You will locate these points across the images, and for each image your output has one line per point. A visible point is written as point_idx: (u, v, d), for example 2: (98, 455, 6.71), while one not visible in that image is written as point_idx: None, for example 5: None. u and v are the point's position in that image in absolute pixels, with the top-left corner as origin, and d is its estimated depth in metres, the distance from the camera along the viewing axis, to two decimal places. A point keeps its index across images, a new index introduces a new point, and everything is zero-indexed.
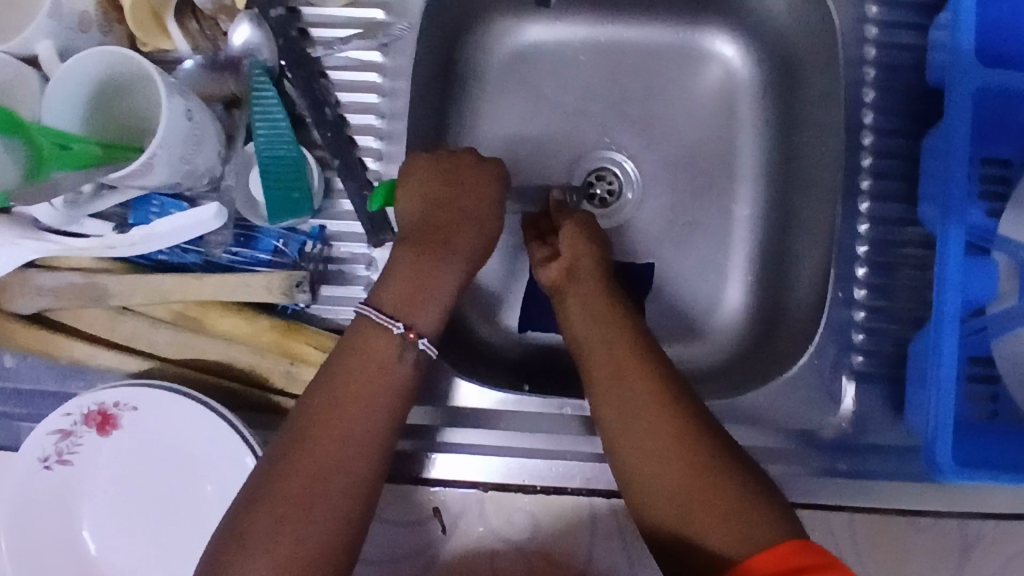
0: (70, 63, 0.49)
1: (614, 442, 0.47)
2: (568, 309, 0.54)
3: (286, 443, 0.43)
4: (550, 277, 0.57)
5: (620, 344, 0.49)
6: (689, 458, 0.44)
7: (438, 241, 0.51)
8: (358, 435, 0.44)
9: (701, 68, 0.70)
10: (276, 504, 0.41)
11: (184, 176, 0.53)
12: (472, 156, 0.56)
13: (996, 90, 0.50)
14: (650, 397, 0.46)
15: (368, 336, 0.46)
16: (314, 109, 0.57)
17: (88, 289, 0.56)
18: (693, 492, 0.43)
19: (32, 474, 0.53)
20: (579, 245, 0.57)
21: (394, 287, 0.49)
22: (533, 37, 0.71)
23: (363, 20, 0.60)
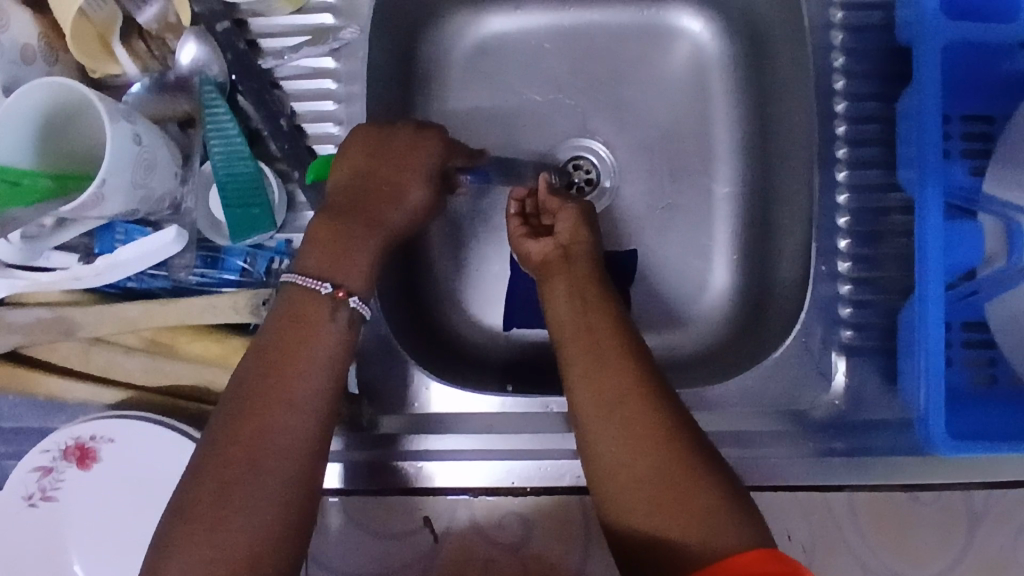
0: (13, 97, 0.48)
1: (586, 425, 0.45)
2: (554, 288, 0.53)
3: (229, 428, 0.42)
4: (540, 252, 0.56)
5: (605, 333, 0.48)
6: (665, 453, 0.42)
7: (366, 207, 0.51)
8: (305, 419, 0.43)
9: (669, 45, 0.68)
10: (221, 493, 0.40)
11: (141, 203, 0.52)
12: (414, 126, 0.55)
13: (967, 43, 0.48)
14: (629, 386, 0.45)
15: (302, 305, 0.46)
16: (269, 123, 0.56)
17: (57, 324, 0.55)
18: (666, 485, 0.42)
19: (15, 514, 0.52)
20: (579, 232, 0.56)
21: (317, 248, 0.48)
22: (495, 29, 0.69)
23: (312, 27, 0.59)
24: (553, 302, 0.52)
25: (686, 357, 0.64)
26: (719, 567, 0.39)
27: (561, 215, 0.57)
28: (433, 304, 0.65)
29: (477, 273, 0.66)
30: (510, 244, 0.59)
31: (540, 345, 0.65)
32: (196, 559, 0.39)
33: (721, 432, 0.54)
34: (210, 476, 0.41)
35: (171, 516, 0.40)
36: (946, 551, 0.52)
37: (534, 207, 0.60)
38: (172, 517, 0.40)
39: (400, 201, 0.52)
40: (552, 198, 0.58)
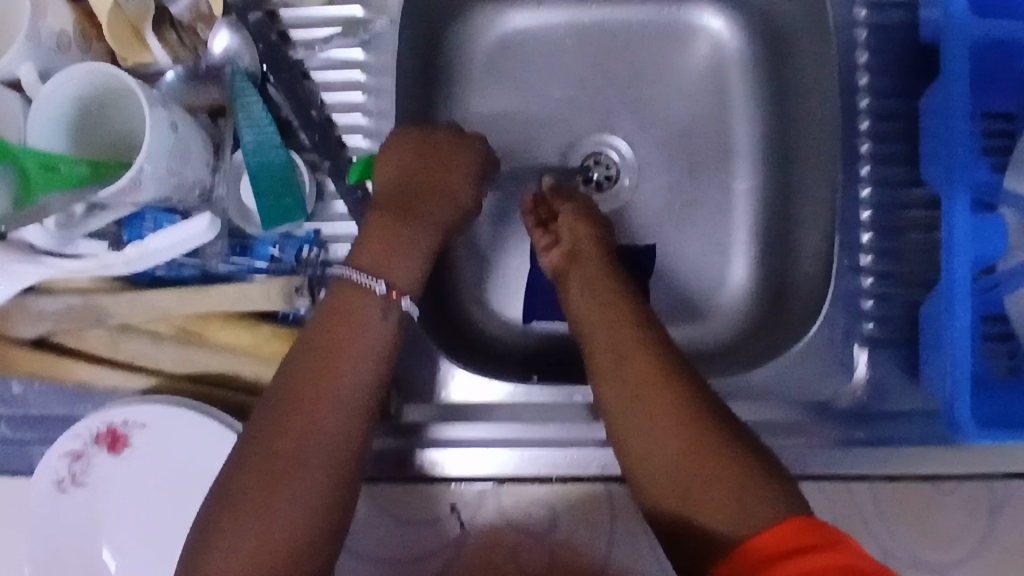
0: (48, 85, 0.48)
1: (619, 413, 0.46)
2: (568, 291, 0.55)
3: (271, 413, 0.43)
4: (552, 262, 0.58)
5: (622, 326, 0.49)
6: (693, 439, 0.43)
7: (414, 207, 0.51)
8: (344, 404, 0.43)
9: (690, 42, 0.69)
10: (261, 475, 0.41)
11: (175, 190, 0.53)
12: (457, 130, 0.56)
13: (994, 41, 0.49)
14: (657, 374, 0.46)
15: (346, 297, 0.46)
16: (301, 113, 0.56)
17: (89, 311, 0.55)
18: (697, 470, 0.42)
19: (47, 498, 0.52)
20: (578, 228, 0.57)
21: (371, 248, 0.48)
22: (517, 25, 0.70)
23: (342, 18, 0.58)
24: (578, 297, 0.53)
25: (707, 350, 0.65)
26: (755, 544, 0.39)
27: (560, 217, 0.59)
28: (456, 296, 0.66)
29: (501, 266, 0.67)
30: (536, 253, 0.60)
31: (561, 337, 0.65)
32: (240, 539, 0.40)
33: (746, 422, 0.55)
34: (251, 462, 0.42)
35: (215, 498, 0.41)
36: (967, 538, 0.53)
37: (547, 212, 0.60)
38: (218, 498, 0.41)
39: (446, 204, 0.53)
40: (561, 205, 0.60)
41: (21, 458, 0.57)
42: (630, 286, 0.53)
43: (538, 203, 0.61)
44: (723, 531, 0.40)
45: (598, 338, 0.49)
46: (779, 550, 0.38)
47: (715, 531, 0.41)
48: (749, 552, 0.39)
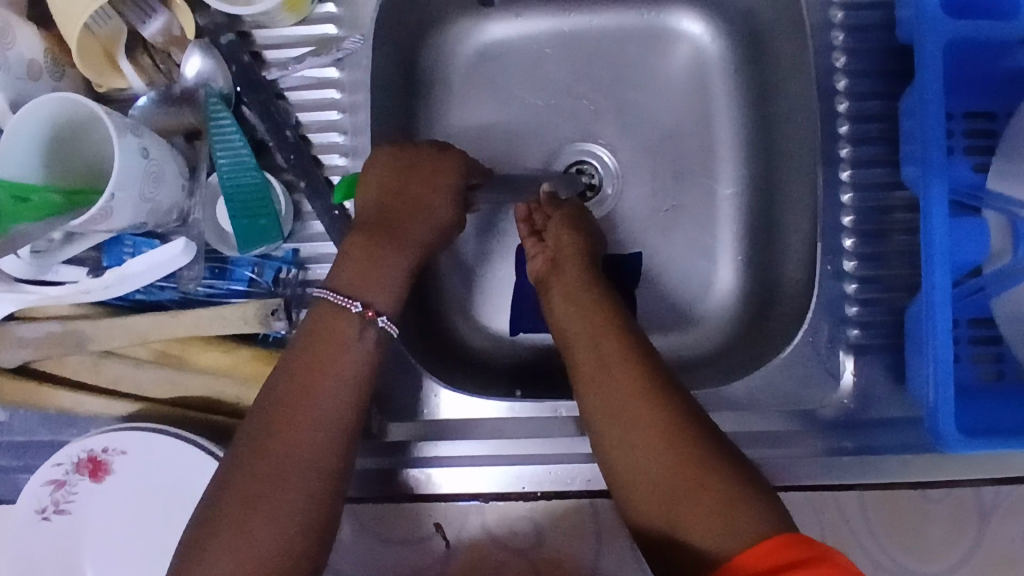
0: (20, 114, 0.48)
1: (604, 425, 0.45)
2: (552, 298, 0.54)
3: (253, 434, 0.43)
4: (536, 269, 0.57)
5: (607, 334, 0.48)
6: (677, 447, 0.42)
7: (394, 226, 0.51)
8: (327, 424, 0.43)
9: (670, 48, 0.68)
10: (244, 495, 0.41)
11: (149, 215, 0.53)
12: (438, 145, 0.55)
13: (968, 42, 0.48)
14: (638, 381, 0.45)
15: (327, 319, 0.46)
16: (275, 133, 0.57)
17: (67, 337, 0.55)
18: (684, 481, 0.41)
19: (30, 526, 0.52)
20: (564, 235, 0.57)
21: (350, 266, 0.48)
22: (496, 36, 0.69)
23: (315, 37, 0.59)
24: (560, 309, 0.52)
25: (694, 358, 0.64)
26: (742, 558, 0.38)
27: (550, 224, 0.58)
28: (440, 310, 0.65)
29: (484, 279, 0.66)
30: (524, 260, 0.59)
31: (546, 350, 0.65)
32: (216, 564, 0.39)
33: (731, 433, 0.54)
34: (233, 483, 0.41)
35: (195, 520, 0.41)
36: (959, 547, 0.52)
37: (540, 216, 0.60)
38: (197, 523, 0.40)
39: (427, 219, 0.53)
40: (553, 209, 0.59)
41: (7, 485, 0.57)
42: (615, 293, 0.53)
43: (527, 211, 0.60)
44: (712, 543, 0.39)
45: (583, 350, 0.49)
46: (766, 565, 0.37)
47: (702, 544, 0.40)
48: (736, 565, 0.38)
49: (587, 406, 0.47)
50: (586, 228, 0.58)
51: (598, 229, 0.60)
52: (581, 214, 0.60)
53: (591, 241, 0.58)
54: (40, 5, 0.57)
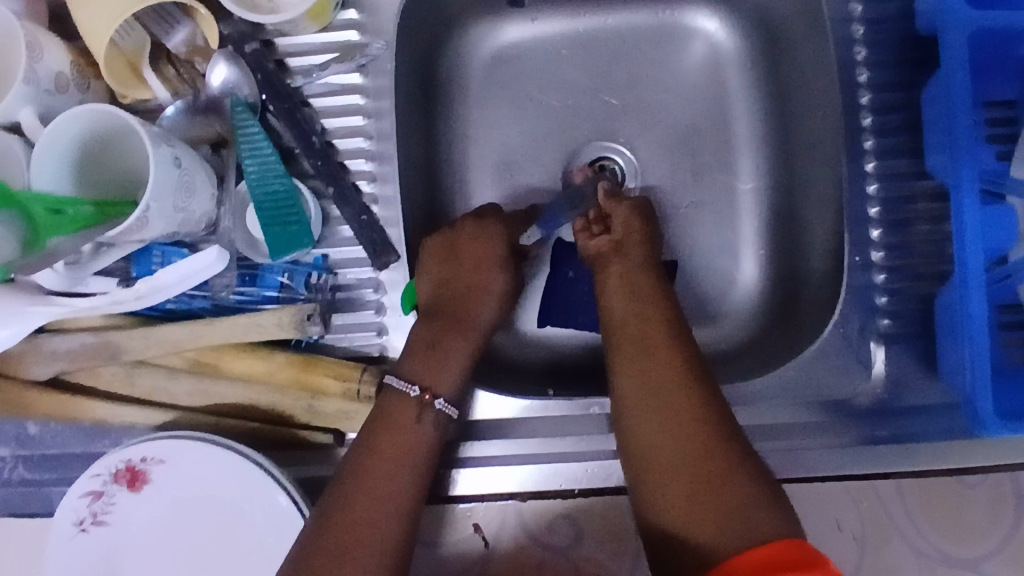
0: (51, 128, 0.48)
1: (634, 432, 0.45)
2: (607, 278, 0.54)
3: (330, 501, 0.44)
4: (595, 248, 0.57)
5: (653, 325, 0.49)
6: (700, 440, 0.43)
7: (452, 310, 0.53)
8: (385, 501, 0.44)
9: (685, 46, 0.69)
10: (321, 561, 0.41)
11: (181, 225, 0.53)
12: (475, 217, 0.56)
13: (995, 31, 0.48)
14: (672, 371, 0.46)
15: (390, 405, 0.48)
16: (302, 140, 0.57)
17: (100, 348, 0.55)
18: (700, 483, 0.41)
19: (69, 538, 0.52)
20: (631, 224, 0.57)
21: (415, 357, 0.50)
22: (511, 40, 0.71)
23: (338, 44, 0.60)
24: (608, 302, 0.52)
25: (721, 354, 0.64)
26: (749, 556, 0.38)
27: (614, 214, 0.58)
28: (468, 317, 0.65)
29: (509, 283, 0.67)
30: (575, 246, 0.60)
31: (570, 348, 0.67)
32: None
33: (766, 424, 0.55)
34: (313, 551, 0.42)
35: None
36: (997, 531, 0.52)
37: (598, 214, 0.59)
38: None
39: (484, 297, 0.54)
40: (611, 204, 0.59)
41: (42, 498, 0.59)
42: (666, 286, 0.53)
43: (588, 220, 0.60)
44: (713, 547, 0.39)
45: (621, 350, 0.49)
46: (772, 563, 0.38)
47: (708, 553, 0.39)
48: (737, 563, 0.38)
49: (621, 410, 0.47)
50: (650, 236, 0.58)
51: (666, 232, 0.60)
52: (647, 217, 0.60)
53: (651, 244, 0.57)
54: (64, 19, 0.57)
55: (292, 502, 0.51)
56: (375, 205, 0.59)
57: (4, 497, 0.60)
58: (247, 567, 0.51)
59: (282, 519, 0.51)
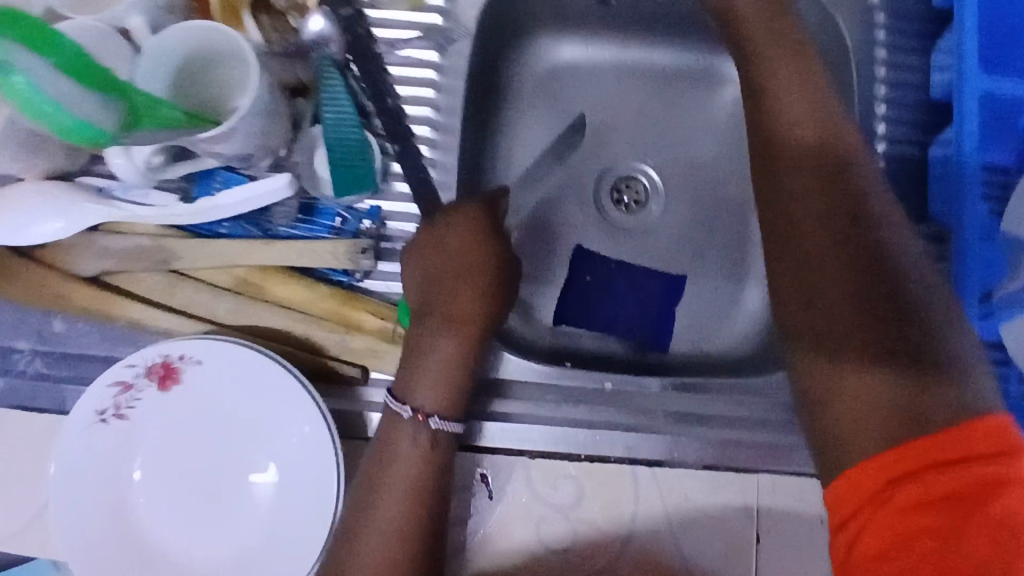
0: (157, 41, 0.52)
1: (787, 292, 0.45)
2: (768, 105, 0.52)
3: (352, 502, 0.51)
4: (748, 62, 0.55)
5: (811, 198, 0.46)
6: (874, 340, 0.40)
7: (442, 312, 0.54)
8: (402, 500, 0.50)
9: (719, 89, 0.77)
10: (348, 558, 0.48)
11: (256, 149, 0.57)
12: (457, 208, 0.57)
13: (1004, 98, 0.57)
14: (834, 258, 0.43)
15: (390, 424, 0.52)
16: (377, 100, 0.62)
17: (155, 252, 0.58)
18: (901, 369, 0.39)
19: (87, 426, 0.53)
20: (780, 50, 0.54)
21: (406, 372, 0.53)
22: (566, 57, 0.77)
23: (422, 24, 0.65)
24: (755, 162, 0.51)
25: (721, 361, 0.70)
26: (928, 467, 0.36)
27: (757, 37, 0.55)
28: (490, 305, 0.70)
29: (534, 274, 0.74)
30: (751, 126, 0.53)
31: (577, 347, 0.72)
32: None
33: None
34: (339, 546, 0.49)
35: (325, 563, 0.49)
36: None
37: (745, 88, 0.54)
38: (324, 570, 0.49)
39: (474, 296, 0.55)
40: (760, 57, 0.54)
41: (55, 394, 0.60)
42: (838, 165, 0.48)
43: (756, 151, 0.51)
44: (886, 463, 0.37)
45: (769, 249, 0.47)
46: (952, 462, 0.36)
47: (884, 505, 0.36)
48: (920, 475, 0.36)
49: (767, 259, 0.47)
50: (864, 159, 0.48)
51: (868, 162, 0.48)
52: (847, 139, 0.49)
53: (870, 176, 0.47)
54: None
55: (323, 424, 0.52)
56: (434, 168, 0.63)
57: (15, 387, 0.60)
58: (266, 471, 0.54)
59: (305, 435, 0.53)
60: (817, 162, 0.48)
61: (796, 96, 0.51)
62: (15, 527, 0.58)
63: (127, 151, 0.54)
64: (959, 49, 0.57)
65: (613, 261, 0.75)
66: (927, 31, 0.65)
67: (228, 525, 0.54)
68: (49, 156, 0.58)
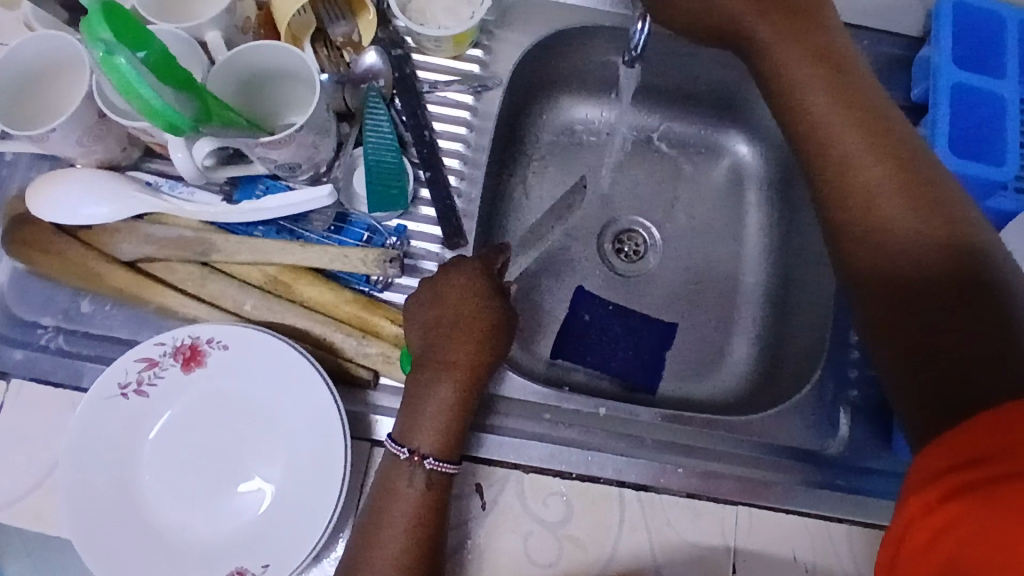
0: (232, 53, 0.58)
1: (862, 243, 0.55)
2: (811, 90, 0.61)
3: (359, 538, 0.54)
4: (796, 40, 0.62)
5: (869, 160, 0.56)
6: (925, 209, 0.53)
7: (437, 357, 0.57)
8: (401, 538, 0.53)
9: (718, 159, 0.85)
10: None
11: (304, 160, 0.62)
12: (455, 263, 0.61)
13: (975, 179, 0.65)
14: (905, 215, 0.53)
15: (389, 469, 0.56)
16: (416, 132, 0.68)
17: (194, 243, 0.62)
18: (943, 245, 0.51)
19: (106, 398, 0.55)
20: (813, 35, 0.62)
21: (405, 418, 0.57)
22: (584, 116, 0.85)
23: (461, 71, 0.73)
24: (810, 166, 0.60)
25: (705, 405, 0.75)
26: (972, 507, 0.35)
27: (795, 34, 0.63)
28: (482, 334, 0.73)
29: (535, 307, 0.78)
30: (806, 90, 0.61)
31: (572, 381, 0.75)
32: None
33: (745, 452, 0.63)
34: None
35: None
36: None
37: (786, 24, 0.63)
38: None
39: (468, 344, 0.58)
40: (803, 49, 0.62)
41: (72, 370, 0.62)
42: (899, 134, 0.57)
43: (808, 137, 0.61)
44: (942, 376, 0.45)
45: (847, 212, 0.56)
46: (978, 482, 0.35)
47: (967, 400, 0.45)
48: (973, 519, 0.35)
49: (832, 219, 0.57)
50: (901, 124, 0.58)
51: (917, 138, 0.58)
52: (890, 114, 0.59)
53: (910, 136, 0.57)
54: None
55: (337, 413, 0.55)
56: (459, 198, 0.69)
57: (35, 359, 0.62)
58: (275, 459, 0.56)
59: (317, 424, 0.56)
60: (863, 129, 0.58)
61: (832, 100, 0.60)
62: (11, 497, 0.58)
63: (190, 147, 0.58)
64: (932, 134, 0.66)
65: (611, 305, 0.79)
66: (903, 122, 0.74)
67: (231, 509, 0.56)
68: (108, 146, 0.63)
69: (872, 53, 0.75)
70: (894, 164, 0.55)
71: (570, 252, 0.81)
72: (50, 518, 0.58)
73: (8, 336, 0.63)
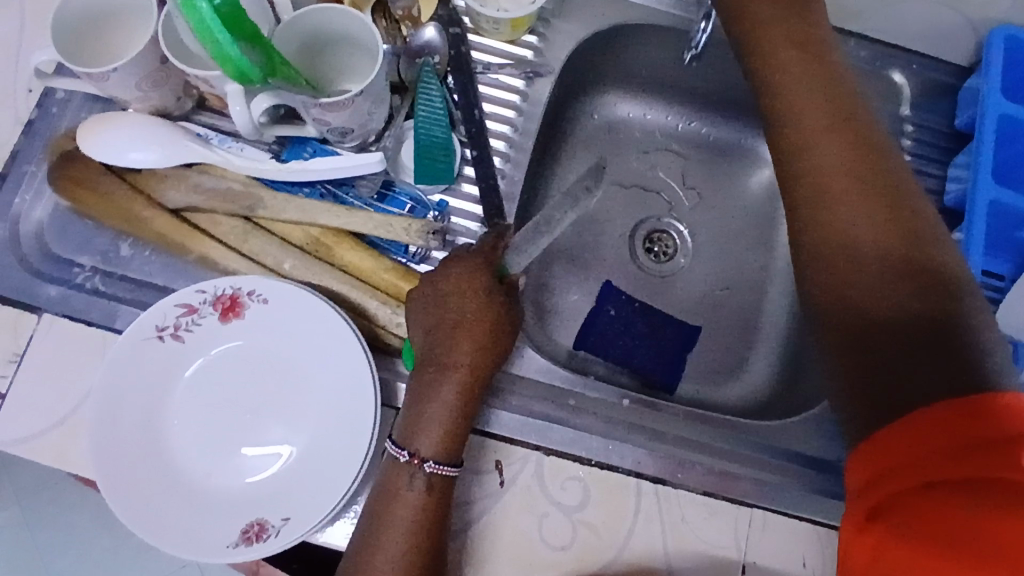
0: (296, 14, 0.59)
1: (817, 241, 0.53)
2: (787, 81, 0.60)
3: (378, 502, 0.55)
4: (781, 33, 0.62)
5: (837, 158, 0.55)
6: (886, 215, 0.51)
7: (442, 360, 0.58)
8: (418, 507, 0.54)
9: (754, 171, 0.86)
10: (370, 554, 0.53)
11: (358, 126, 0.63)
12: (460, 261, 0.60)
13: (1012, 209, 0.65)
14: (865, 217, 0.51)
15: (390, 474, 0.55)
16: (466, 110, 0.68)
17: (242, 197, 0.63)
18: (894, 255, 0.49)
19: (143, 339, 0.56)
20: (789, 26, 0.62)
21: (407, 419, 0.57)
22: (623, 112, 0.86)
23: (515, 56, 0.73)
24: (777, 159, 0.58)
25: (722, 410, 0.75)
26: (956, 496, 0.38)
27: (770, 24, 0.62)
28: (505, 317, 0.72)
29: (562, 298, 0.79)
30: (783, 82, 0.60)
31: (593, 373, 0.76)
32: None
33: (759, 455, 0.64)
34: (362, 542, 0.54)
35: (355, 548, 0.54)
36: None
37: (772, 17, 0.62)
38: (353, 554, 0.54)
39: (473, 346, 0.58)
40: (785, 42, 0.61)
41: (107, 311, 0.62)
42: (874, 139, 0.56)
43: (779, 127, 0.59)
44: None
45: (807, 208, 0.54)
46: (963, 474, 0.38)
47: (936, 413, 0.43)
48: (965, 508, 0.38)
49: (794, 204, 0.56)
50: (879, 128, 0.57)
51: (894, 146, 0.56)
52: (862, 109, 0.58)
53: (884, 142, 0.56)
54: None
55: (371, 378, 0.56)
56: (502, 180, 0.70)
57: (68, 297, 0.62)
58: (303, 415, 0.57)
59: (348, 385, 0.56)
60: (834, 127, 0.56)
61: (810, 93, 0.58)
62: (36, 430, 0.58)
63: (248, 101, 0.58)
64: (975, 160, 0.67)
65: (636, 302, 0.80)
66: (944, 148, 0.75)
67: (254, 461, 0.56)
68: (164, 94, 0.64)
69: (920, 78, 0.76)
70: (860, 158, 0.54)
71: (600, 247, 0.82)
72: (70, 455, 0.58)
73: (46, 272, 0.64)
